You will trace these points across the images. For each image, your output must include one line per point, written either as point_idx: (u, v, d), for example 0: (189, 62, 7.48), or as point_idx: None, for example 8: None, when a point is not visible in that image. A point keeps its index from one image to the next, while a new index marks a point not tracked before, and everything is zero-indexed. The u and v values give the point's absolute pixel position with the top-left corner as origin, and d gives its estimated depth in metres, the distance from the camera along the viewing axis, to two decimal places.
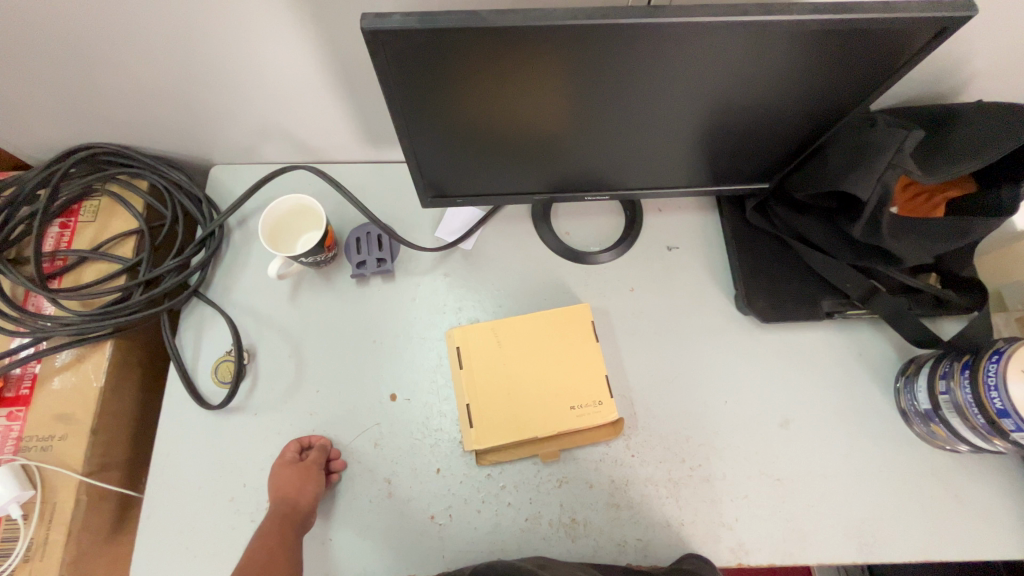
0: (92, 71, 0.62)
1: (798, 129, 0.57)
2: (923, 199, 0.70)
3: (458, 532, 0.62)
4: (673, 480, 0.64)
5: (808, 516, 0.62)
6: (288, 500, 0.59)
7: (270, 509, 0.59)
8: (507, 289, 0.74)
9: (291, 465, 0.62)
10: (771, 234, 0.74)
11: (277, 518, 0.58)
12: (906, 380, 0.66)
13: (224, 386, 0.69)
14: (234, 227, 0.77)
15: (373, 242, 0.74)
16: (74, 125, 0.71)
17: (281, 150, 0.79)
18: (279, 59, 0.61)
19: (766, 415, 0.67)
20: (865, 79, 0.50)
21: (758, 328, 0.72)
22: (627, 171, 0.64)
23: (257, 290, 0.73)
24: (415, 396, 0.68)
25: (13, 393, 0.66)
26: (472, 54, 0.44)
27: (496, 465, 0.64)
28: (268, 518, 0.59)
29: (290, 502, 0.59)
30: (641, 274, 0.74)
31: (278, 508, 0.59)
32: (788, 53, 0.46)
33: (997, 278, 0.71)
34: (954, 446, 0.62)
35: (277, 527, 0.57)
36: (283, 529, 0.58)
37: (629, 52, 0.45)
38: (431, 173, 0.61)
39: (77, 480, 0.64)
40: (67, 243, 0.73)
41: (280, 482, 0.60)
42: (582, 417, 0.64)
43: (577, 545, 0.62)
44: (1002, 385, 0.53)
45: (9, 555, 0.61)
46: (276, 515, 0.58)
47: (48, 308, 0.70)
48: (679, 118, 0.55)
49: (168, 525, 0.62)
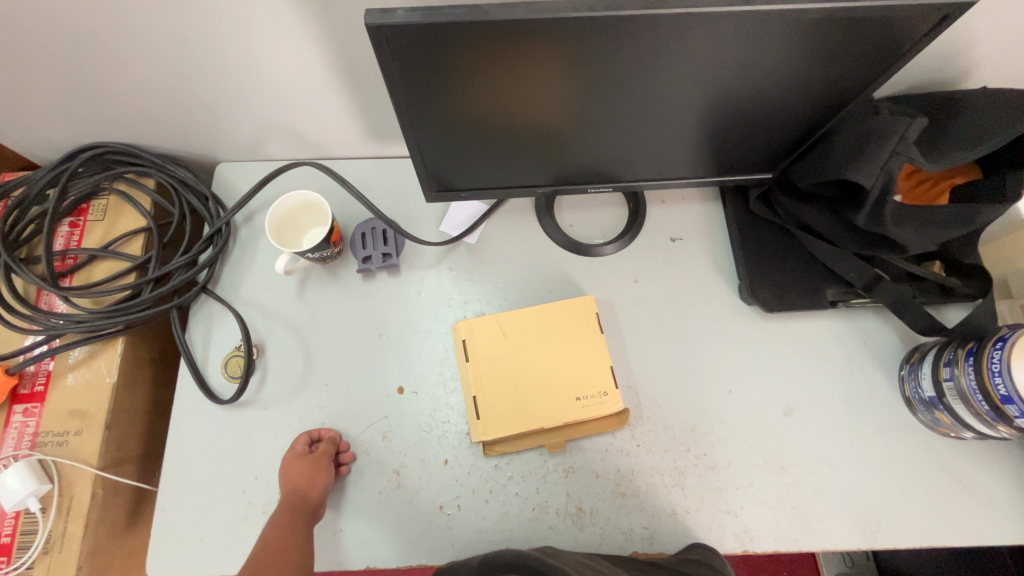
0: (95, 69, 0.62)
1: (801, 118, 0.57)
2: (928, 185, 0.69)
3: (466, 522, 0.63)
4: (678, 469, 0.65)
5: (812, 501, 0.63)
6: (300, 490, 0.60)
7: (281, 501, 0.60)
8: (512, 283, 0.74)
9: (300, 457, 0.62)
10: (774, 224, 0.74)
11: (288, 509, 0.59)
12: (910, 367, 0.66)
13: (235, 381, 0.69)
14: (241, 224, 0.77)
15: (378, 238, 0.75)
16: (81, 125, 0.72)
17: (285, 147, 0.80)
18: (281, 53, 0.61)
19: (770, 404, 0.67)
20: (868, 66, 0.50)
21: (764, 318, 0.72)
22: (630, 163, 0.64)
23: (264, 286, 0.74)
24: (422, 388, 0.69)
25: (27, 389, 0.67)
26: (475, 48, 0.44)
27: (503, 456, 0.65)
28: (280, 508, 0.59)
29: (302, 494, 0.60)
30: (644, 265, 0.75)
31: (290, 498, 0.60)
32: (789, 42, 0.46)
33: (1004, 267, 0.71)
34: (958, 433, 0.63)
35: (289, 517, 0.58)
36: (293, 518, 0.58)
37: (630, 43, 0.45)
38: (434, 166, 0.61)
39: (93, 474, 0.66)
40: (77, 241, 0.74)
41: (290, 474, 0.61)
42: (587, 408, 0.64)
43: (584, 534, 0.62)
44: (1007, 371, 0.53)
45: (29, 547, 0.63)
46: (287, 506, 0.59)
47: (60, 306, 0.71)
48: (680, 108, 0.55)
49: (183, 517, 0.63)
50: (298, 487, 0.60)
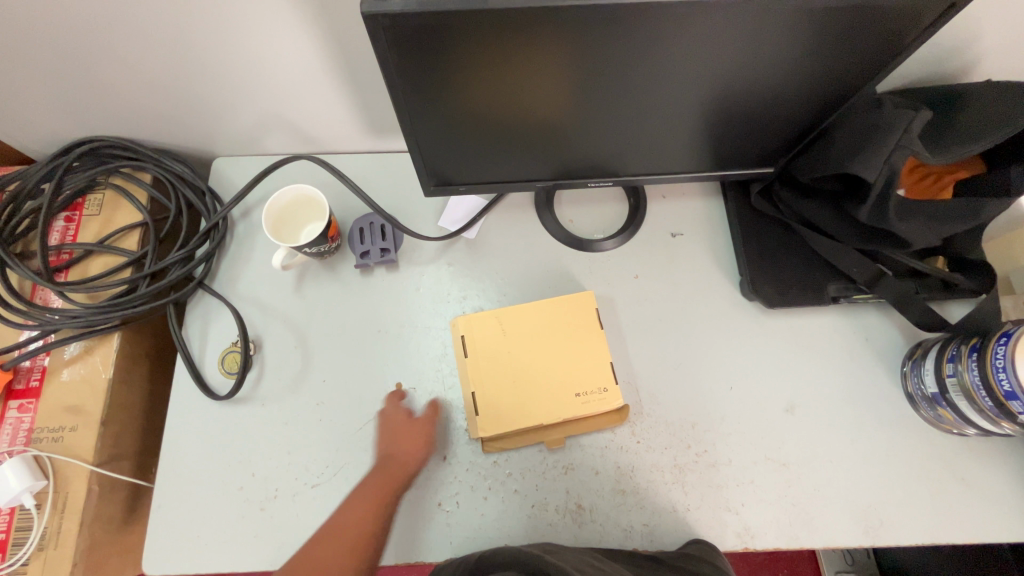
0: (91, 63, 0.62)
1: (803, 111, 0.56)
2: (931, 179, 0.69)
3: (465, 519, 0.62)
4: (678, 466, 0.64)
5: (814, 497, 0.63)
6: (401, 458, 0.61)
7: (379, 462, 0.61)
8: (511, 279, 0.74)
9: (406, 422, 0.64)
10: (776, 219, 0.73)
11: (388, 469, 0.60)
12: (913, 363, 0.66)
13: (231, 376, 0.69)
14: (238, 219, 0.77)
15: (377, 233, 0.74)
16: (77, 119, 0.71)
17: (283, 141, 0.79)
18: (279, 47, 0.61)
19: (772, 400, 0.67)
20: (872, 57, 0.49)
21: (765, 315, 0.71)
22: (631, 156, 0.64)
23: (261, 281, 0.74)
24: (421, 384, 0.68)
25: (23, 385, 0.67)
26: (473, 37, 0.43)
27: (502, 453, 0.65)
28: (379, 470, 0.60)
29: (402, 456, 0.61)
30: (644, 260, 0.74)
31: (388, 466, 0.60)
32: (793, 31, 0.45)
33: (1005, 263, 0.71)
34: (961, 429, 0.62)
35: (390, 477, 0.59)
36: (388, 488, 0.58)
37: (632, 33, 0.44)
38: (432, 160, 0.60)
39: (88, 470, 0.65)
40: (73, 236, 0.73)
41: (396, 446, 0.62)
42: (587, 404, 0.64)
43: (583, 531, 0.62)
44: (1011, 367, 0.53)
45: (24, 544, 0.62)
46: (385, 467, 0.60)
47: (56, 301, 0.71)
48: (682, 100, 0.54)
49: (179, 514, 0.62)
50: (400, 449, 0.61)
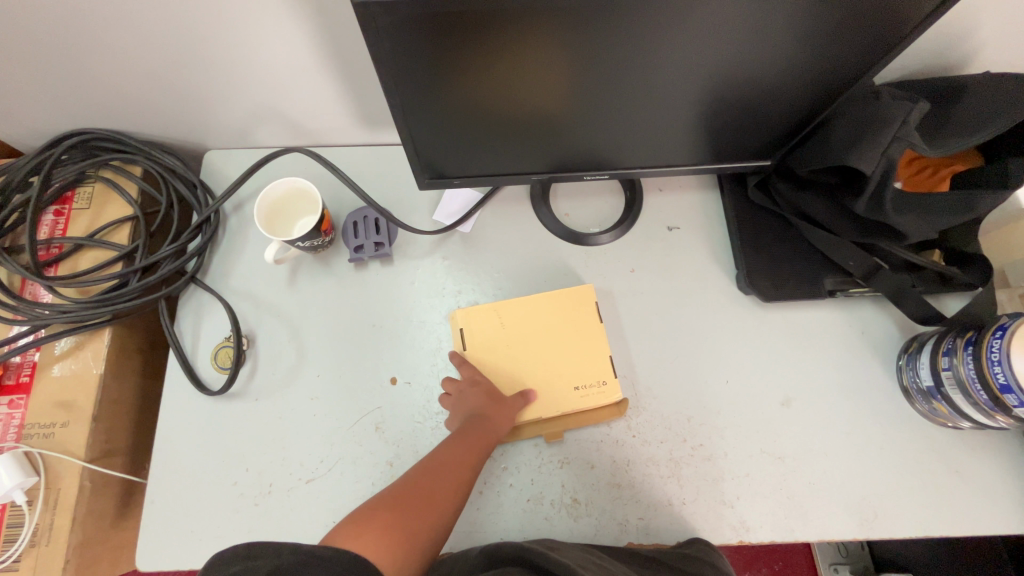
0: (78, 54, 0.60)
1: (801, 102, 0.56)
2: (928, 173, 0.68)
3: (461, 513, 0.62)
4: (674, 460, 0.64)
5: (809, 490, 0.63)
6: (484, 432, 0.60)
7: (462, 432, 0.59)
8: (506, 272, 0.73)
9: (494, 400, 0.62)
10: (773, 212, 0.73)
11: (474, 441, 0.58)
12: (908, 357, 0.66)
13: (224, 371, 0.68)
14: (230, 212, 0.76)
15: (371, 227, 0.73)
16: (65, 111, 0.70)
17: (275, 134, 0.78)
18: (269, 37, 0.60)
19: (768, 394, 0.67)
20: (870, 48, 0.49)
21: (761, 308, 0.71)
22: (628, 149, 0.63)
23: (254, 275, 0.73)
24: (416, 378, 0.68)
25: (13, 381, 0.66)
26: (466, 26, 0.42)
27: (498, 447, 0.65)
28: (465, 440, 0.58)
29: (486, 431, 0.60)
30: (641, 254, 0.74)
31: (473, 437, 0.58)
32: (790, 21, 0.44)
33: (1001, 256, 0.71)
34: (956, 422, 0.62)
35: (474, 448, 0.58)
36: (477, 454, 0.58)
37: (630, 21, 0.44)
38: (426, 153, 0.60)
39: (80, 466, 0.65)
40: (63, 230, 0.72)
41: (487, 411, 0.61)
42: (585, 398, 0.64)
43: (579, 524, 0.62)
44: (1006, 360, 0.53)
45: (16, 540, 0.62)
46: (473, 439, 0.58)
47: (45, 296, 0.70)
48: (679, 91, 0.53)
49: (172, 510, 0.62)
50: (485, 423, 0.60)
